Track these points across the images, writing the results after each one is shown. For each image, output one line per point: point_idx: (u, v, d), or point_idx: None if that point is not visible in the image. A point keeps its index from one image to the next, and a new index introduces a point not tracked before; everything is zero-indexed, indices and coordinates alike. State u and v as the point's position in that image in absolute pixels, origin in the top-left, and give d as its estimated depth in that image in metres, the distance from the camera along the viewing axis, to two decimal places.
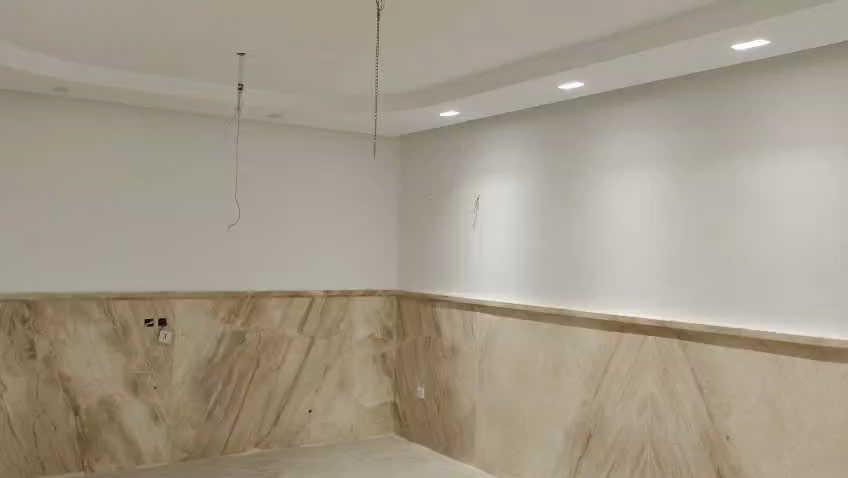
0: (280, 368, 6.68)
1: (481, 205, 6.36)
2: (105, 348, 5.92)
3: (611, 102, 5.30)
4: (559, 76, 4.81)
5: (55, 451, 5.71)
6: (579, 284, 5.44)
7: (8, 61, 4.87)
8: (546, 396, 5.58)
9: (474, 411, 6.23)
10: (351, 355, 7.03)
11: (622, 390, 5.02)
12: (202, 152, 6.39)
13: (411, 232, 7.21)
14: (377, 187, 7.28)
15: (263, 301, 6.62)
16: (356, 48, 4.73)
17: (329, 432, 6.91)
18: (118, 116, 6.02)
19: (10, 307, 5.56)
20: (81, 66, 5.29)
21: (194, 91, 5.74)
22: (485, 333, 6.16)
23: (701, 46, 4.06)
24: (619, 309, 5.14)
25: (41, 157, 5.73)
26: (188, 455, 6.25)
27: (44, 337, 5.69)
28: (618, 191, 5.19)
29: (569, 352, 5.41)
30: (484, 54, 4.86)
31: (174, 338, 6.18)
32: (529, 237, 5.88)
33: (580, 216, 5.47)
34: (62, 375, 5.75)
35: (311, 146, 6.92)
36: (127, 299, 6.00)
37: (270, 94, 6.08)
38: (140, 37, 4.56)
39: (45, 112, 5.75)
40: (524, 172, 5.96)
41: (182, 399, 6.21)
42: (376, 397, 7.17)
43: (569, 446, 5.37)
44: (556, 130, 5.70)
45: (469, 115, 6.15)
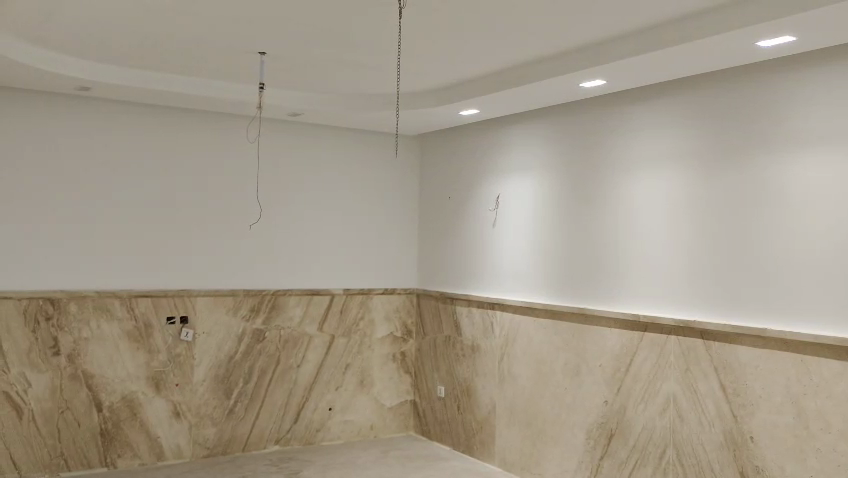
0: (300, 366, 6.70)
1: (500, 203, 6.34)
2: (128, 345, 5.97)
3: (631, 100, 5.26)
4: (579, 74, 4.79)
5: (78, 447, 5.77)
6: (598, 283, 5.41)
7: (31, 63, 4.94)
8: (566, 395, 5.56)
9: (493, 410, 6.22)
10: (371, 354, 7.04)
11: (644, 390, 4.99)
12: (222, 151, 6.44)
13: (430, 231, 7.21)
14: (396, 186, 7.28)
15: (283, 299, 6.65)
16: (373, 47, 4.73)
17: (349, 431, 6.92)
18: (140, 116, 6.09)
19: (34, 304, 5.63)
20: (102, 67, 5.35)
21: (213, 91, 5.78)
22: (504, 332, 6.14)
23: (723, 44, 4.02)
24: (639, 308, 5.10)
25: (64, 156, 5.81)
26: (209, 452, 6.29)
27: (67, 334, 5.74)
28: (638, 189, 5.16)
29: (590, 351, 5.39)
30: (503, 53, 4.85)
31: (195, 336, 6.22)
32: (547, 236, 5.86)
33: (600, 215, 5.43)
34: (85, 372, 5.80)
35: (330, 145, 6.94)
36: (149, 297, 6.05)
37: (288, 93, 6.11)
38: (158, 37, 4.60)
39: (68, 112, 5.83)
40: (543, 171, 5.94)
41: (203, 396, 6.25)
42: (396, 395, 7.18)
43: (591, 446, 5.34)
44: (575, 128, 5.67)
45: (488, 114, 6.13)
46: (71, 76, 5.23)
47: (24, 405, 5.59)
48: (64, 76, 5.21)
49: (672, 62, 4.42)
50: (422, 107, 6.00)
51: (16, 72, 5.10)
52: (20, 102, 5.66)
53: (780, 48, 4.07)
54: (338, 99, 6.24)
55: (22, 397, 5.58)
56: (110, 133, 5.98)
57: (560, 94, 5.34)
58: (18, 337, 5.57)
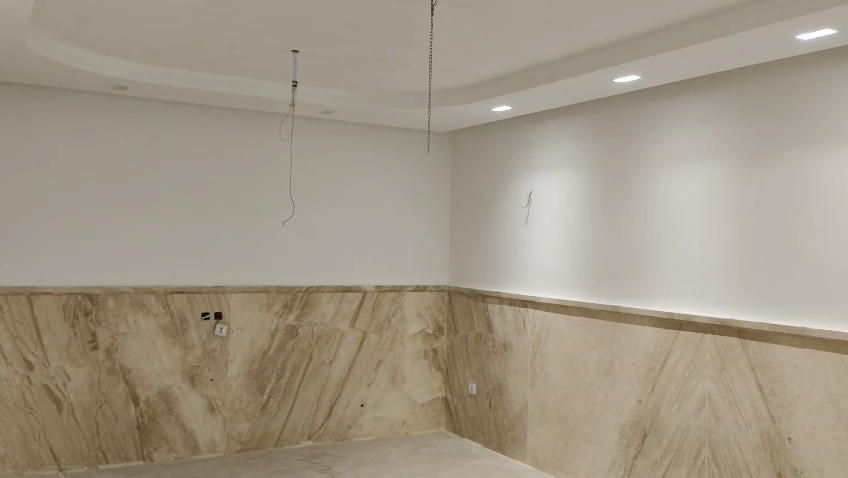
0: (332, 362, 6.74)
1: (532, 201, 6.31)
2: (163, 340, 6.06)
3: (665, 95, 5.19)
4: (613, 70, 4.74)
5: (116, 440, 5.88)
6: (631, 282, 5.35)
7: (71, 62, 5.04)
8: (599, 394, 5.51)
9: (525, 408, 6.20)
10: (403, 351, 7.05)
11: (678, 389, 4.92)
12: (256, 149, 6.50)
13: (462, 228, 7.19)
14: (428, 183, 7.28)
15: (316, 295, 6.70)
16: (405, 45, 4.74)
17: (381, 427, 6.95)
18: (176, 115, 6.18)
19: (73, 300, 5.74)
20: (138, 66, 5.43)
21: (247, 89, 5.84)
22: (537, 329, 6.12)
23: (761, 38, 3.93)
24: (673, 307, 5.03)
25: (103, 155, 5.92)
26: (243, 446, 6.37)
27: (105, 329, 5.85)
28: (672, 186, 5.09)
29: (624, 349, 5.33)
30: (536, 50, 4.82)
31: (229, 331, 6.30)
32: (580, 233, 5.82)
33: (634, 212, 5.37)
34: (122, 367, 5.90)
35: (363, 142, 6.97)
36: (184, 293, 6.14)
37: (321, 91, 6.14)
38: (193, 36, 4.66)
39: (107, 111, 5.93)
40: (576, 167, 5.89)
41: (237, 392, 6.33)
42: (427, 392, 7.19)
43: (624, 445, 5.29)
44: (609, 124, 5.61)
45: (520, 110, 6.10)
46: (109, 76, 5.33)
47: (64, 398, 5.70)
48: (102, 76, 5.31)
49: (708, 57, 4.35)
50: (454, 104, 5.99)
51: (55, 72, 5.20)
52: (59, 101, 5.78)
53: (820, 42, 3.99)
54: (370, 97, 6.26)
55: (62, 390, 5.70)
56: (146, 131, 6.07)
57: (592, 90, 5.29)
58: (58, 332, 5.69)
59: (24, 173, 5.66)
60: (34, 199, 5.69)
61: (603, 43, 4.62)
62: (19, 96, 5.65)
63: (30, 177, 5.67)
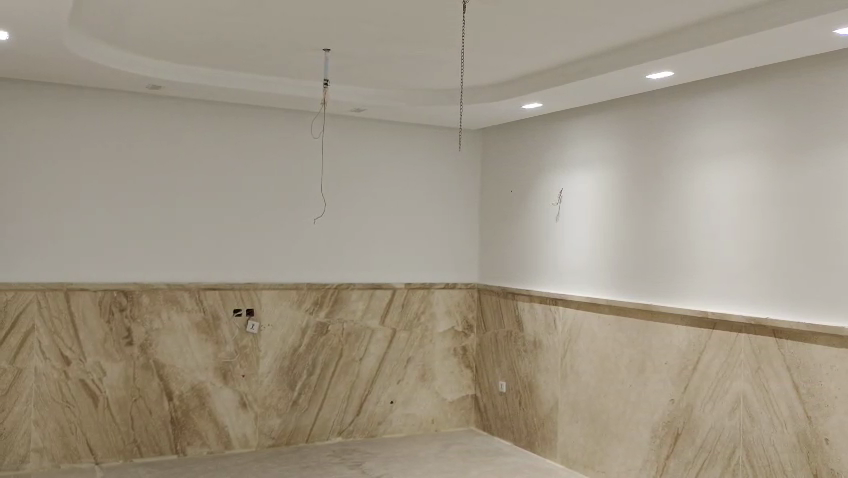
0: (362, 359, 6.78)
1: (563, 198, 6.28)
2: (197, 336, 6.13)
3: (700, 91, 5.12)
4: (646, 67, 4.69)
5: (150, 435, 5.96)
6: (665, 280, 5.30)
7: (107, 62, 5.11)
8: (631, 393, 5.47)
9: (555, 406, 6.17)
10: (433, 348, 7.07)
11: (713, 389, 4.87)
12: (287, 147, 6.55)
13: (492, 226, 7.18)
14: (457, 181, 7.28)
15: (346, 292, 6.73)
16: (437, 43, 4.74)
17: (410, 424, 6.97)
18: (209, 114, 6.25)
19: (109, 296, 5.84)
20: (171, 66, 5.51)
21: (279, 88, 5.89)
22: (567, 328, 6.09)
23: (799, 33, 3.87)
24: (708, 306, 4.98)
25: (137, 153, 6.00)
26: (274, 442, 6.42)
27: (140, 325, 5.93)
28: (707, 183, 5.03)
29: (657, 348, 5.29)
30: (567, 47, 4.79)
31: (261, 328, 6.36)
32: (611, 231, 5.77)
33: (668, 210, 5.31)
34: (157, 362, 5.99)
35: (393, 140, 6.99)
36: (217, 290, 6.21)
37: (351, 89, 6.17)
38: (227, 36, 4.71)
39: (141, 110, 6.01)
40: (608, 164, 5.84)
41: (268, 387, 6.39)
42: (457, 390, 7.20)
43: (657, 445, 5.25)
44: (642, 120, 5.56)
45: (551, 107, 6.08)
46: (144, 76, 5.40)
47: (100, 392, 5.80)
48: (137, 76, 5.38)
49: (744, 53, 4.29)
50: (484, 102, 5.99)
51: (91, 72, 5.28)
52: (95, 101, 5.86)
53: None
54: (401, 95, 6.28)
55: (98, 385, 5.79)
56: (179, 130, 6.15)
57: (625, 86, 5.25)
58: (94, 328, 5.79)
59: (61, 171, 5.76)
60: (72, 197, 5.79)
61: (636, 39, 4.58)
62: (56, 95, 5.74)
63: (67, 175, 5.77)
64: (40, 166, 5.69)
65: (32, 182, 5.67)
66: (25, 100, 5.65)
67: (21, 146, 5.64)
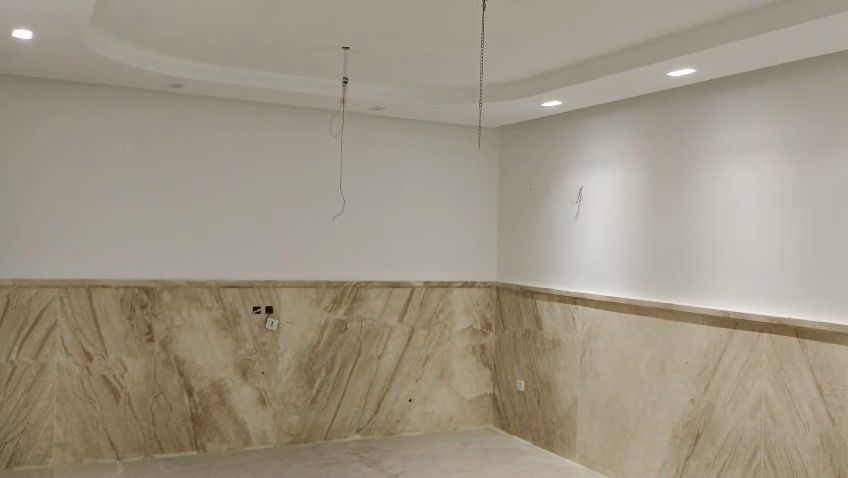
0: (381, 357, 6.79)
1: (582, 197, 6.24)
2: (216, 333, 6.18)
3: (722, 88, 5.07)
4: (667, 64, 4.65)
5: (171, 431, 6.01)
6: (685, 279, 5.25)
7: (129, 61, 5.15)
8: (651, 393, 5.43)
9: (574, 405, 6.14)
10: (451, 346, 7.06)
11: (734, 389, 4.83)
12: (307, 145, 6.58)
13: (511, 224, 7.16)
14: (476, 179, 7.27)
15: (365, 290, 6.75)
16: (456, 41, 4.73)
17: (428, 422, 6.97)
18: (229, 112, 6.29)
19: (130, 293, 5.89)
20: (192, 65, 5.55)
21: (299, 86, 5.91)
22: (586, 328, 6.06)
23: (823, 29, 3.80)
24: (728, 306, 4.93)
25: (159, 151, 6.05)
26: (293, 439, 6.45)
27: (160, 321, 5.98)
28: (729, 181, 4.97)
29: (677, 348, 5.25)
30: (587, 45, 4.76)
31: (280, 325, 6.39)
32: (631, 230, 5.73)
33: (689, 209, 5.25)
34: (177, 359, 6.04)
35: (411, 138, 6.98)
36: (237, 287, 6.25)
37: (370, 88, 6.18)
38: (248, 34, 4.73)
39: (162, 108, 6.06)
40: (629, 162, 5.80)
41: (288, 385, 6.42)
42: (475, 388, 7.19)
43: (676, 446, 5.20)
44: (663, 117, 5.51)
45: (571, 105, 6.04)
46: (165, 75, 5.44)
47: (121, 388, 5.85)
48: (159, 75, 5.42)
49: (768, 51, 4.23)
50: (504, 100, 5.97)
51: (112, 71, 5.33)
52: (117, 99, 5.91)
53: None
54: (420, 93, 6.27)
55: (119, 381, 5.85)
56: (201, 129, 6.19)
57: (645, 84, 5.21)
58: (115, 324, 5.84)
59: (84, 169, 5.81)
60: (94, 195, 5.84)
61: (657, 36, 4.53)
62: (79, 94, 5.79)
63: (89, 173, 5.83)
64: (63, 164, 5.75)
65: (55, 180, 5.72)
66: (49, 99, 5.70)
67: (45, 144, 5.69)
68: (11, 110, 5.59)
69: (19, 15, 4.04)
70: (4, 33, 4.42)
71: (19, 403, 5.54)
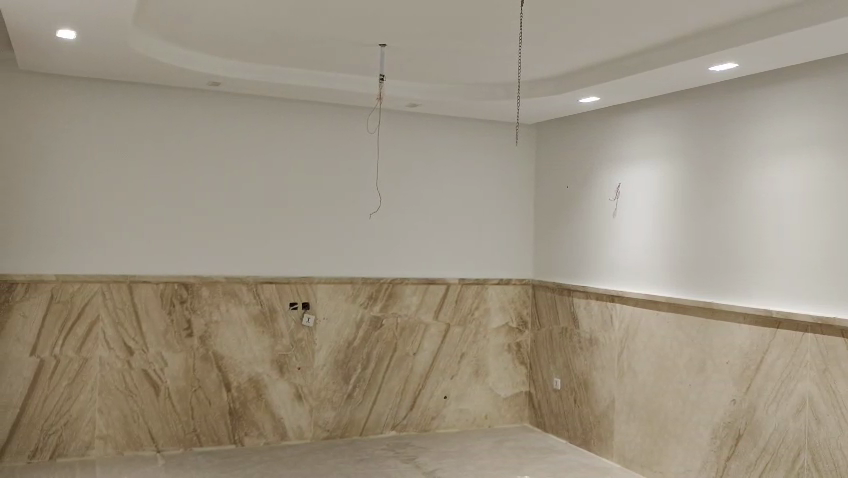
0: (416, 354, 6.80)
1: (620, 193, 6.17)
2: (254, 328, 6.24)
3: (765, 82, 4.97)
4: (709, 59, 4.56)
5: (209, 425, 6.09)
6: (726, 277, 5.16)
7: (168, 60, 5.22)
8: (690, 392, 5.35)
9: (611, 405, 6.08)
10: (487, 344, 7.05)
11: (776, 389, 4.74)
12: (343, 141, 6.60)
13: (547, 222, 7.11)
14: (512, 176, 7.23)
15: (400, 287, 6.77)
16: (494, 37, 4.70)
17: (464, 420, 6.96)
18: (266, 109, 6.34)
19: (170, 288, 5.98)
20: (228, 63, 5.60)
21: (335, 84, 5.93)
22: (624, 326, 6.00)
23: None
24: (772, 305, 4.83)
25: (198, 148, 6.12)
26: (329, 434, 6.49)
27: (199, 316, 6.07)
28: (772, 177, 4.87)
29: (718, 346, 5.16)
30: (627, 40, 4.69)
31: (316, 321, 6.44)
32: (670, 227, 5.65)
33: (730, 206, 5.15)
34: (216, 354, 6.11)
35: (446, 134, 6.97)
36: (273, 284, 6.31)
37: (407, 84, 6.18)
38: (285, 32, 4.76)
39: (200, 106, 6.12)
40: (668, 158, 5.71)
41: (324, 380, 6.46)
42: (511, 386, 7.16)
43: (717, 446, 5.12)
44: (704, 112, 5.40)
45: (609, 101, 5.97)
46: (203, 73, 5.49)
47: (161, 382, 5.94)
48: (197, 72, 5.47)
49: (816, 43, 4.13)
50: (541, 96, 5.92)
51: (152, 70, 5.40)
52: (157, 98, 5.99)
53: None
54: (456, 90, 6.25)
55: (159, 375, 5.94)
56: (238, 126, 6.25)
57: (686, 79, 5.12)
58: (155, 319, 5.93)
59: (125, 167, 5.89)
60: (134, 192, 5.92)
61: (699, 31, 4.45)
62: (120, 93, 5.88)
63: (129, 171, 5.91)
64: (104, 162, 5.83)
65: (97, 177, 5.82)
66: (91, 98, 5.80)
67: (86, 143, 5.79)
68: (54, 109, 5.70)
69: (62, 15, 4.12)
70: (49, 33, 4.52)
71: (61, 396, 5.66)
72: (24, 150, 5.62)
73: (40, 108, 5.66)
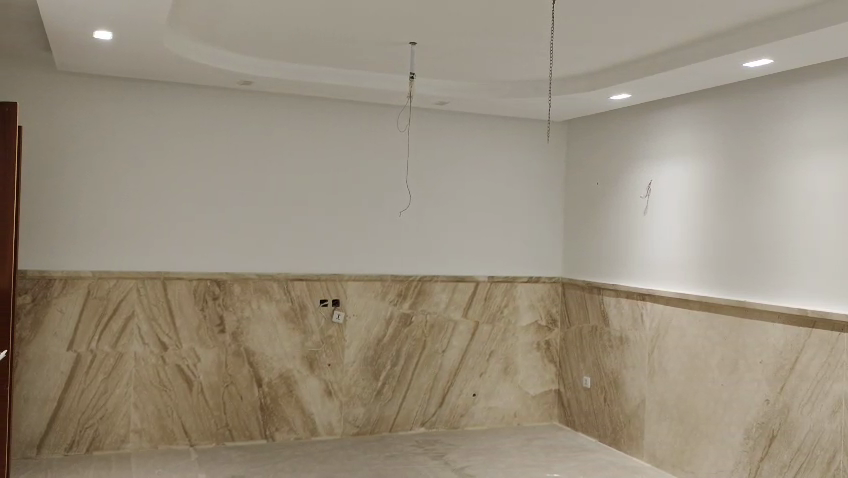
0: (445, 351, 6.82)
1: (651, 191, 6.12)
2: (285, 325, 6.31)
3: (800, 79, 4.89)
4: (742, 56, 4.51)
5: (241, 420, 6.17)
6: (759, 276, 5.10)
7: (200, 59, 5.28)
8: (722, 392, 5.31)
9: (642, 404, 6.05)
10: (515, 342, 7.04)
11: (812, 389, 4.68)
12: (372, 139, 6.63)
13: (577, 220, 7.09)
14: (541, 173, 7.21)
15: (429, 284, 6.79)
16: (523, 35, 4.70)
17: (493, 417, 6.97)
18: (297, 108, 6.39)
19: (202, 285, 6.06)
20: (260, 63, 5.65)
21: (365, 82, 5.95)
22: (655, 324, 5.96)
23: None
24: (805, 304, 4.76)
25: (229, 146, 6.19)
26: (358, 430, 6.54)
27: (231, 313, 6.14)
28: (807, 174, 4.80)
29: (751, 345, 5.11)
30: (658, 36, 4.65)
31: (346, 318, 6.49)
32: (701, 225, 5.60)
33: (764, 204, 5.09)
34: (247, 350, 6.19)
35: (476, 132, 6.97)
36: (304, 281, 6.37)
37: (436, 82, 6.19)
38: (315, 31, 4.80)
39: (232, 105, 6.19)
40: (699, 155, 5.65)
41: (353, 377, 6.51)
42: (540, 385, 7.15)
43: (750, 447, 5.07)
44: (737, 109, 5.34)
45: (641, 98, 5.93)
46: (233, 72, 5.54)
47: (194, 378, 6.03)
48: (228, 71, 5.53)
49: (830, 43, 4.16)
50: (571, 93, 5.90)
51: (184, 69, 5.47)
52: (190, 97, 6.07)
53: None
54: (486, 88, 6.25)
55: (192, 371, 6.03)
56: (270, 126, 6.31)
57: (719, 76, 5.06)
58: (188, 315, 6.02)
59: (158, 165, 5.97)
60: (167, 190, 6.00)
61: (732, 28, 4.40)
62: (154, 92, 5.97)
63: (163, 170, 5.99)
64: (138, 160, 5.92)
65: (132, 176, 5.91)
66: (127, 97, 5.90)
67: (121, 141, 5.88)
68: (92, 108, 5.81)
69: (100, 17, 4.19)
70: (85, 34, 4.59)
71: (97, 391, 5.77)
72: (61, 149, 5.73)
73: (79, 107, 5.77)
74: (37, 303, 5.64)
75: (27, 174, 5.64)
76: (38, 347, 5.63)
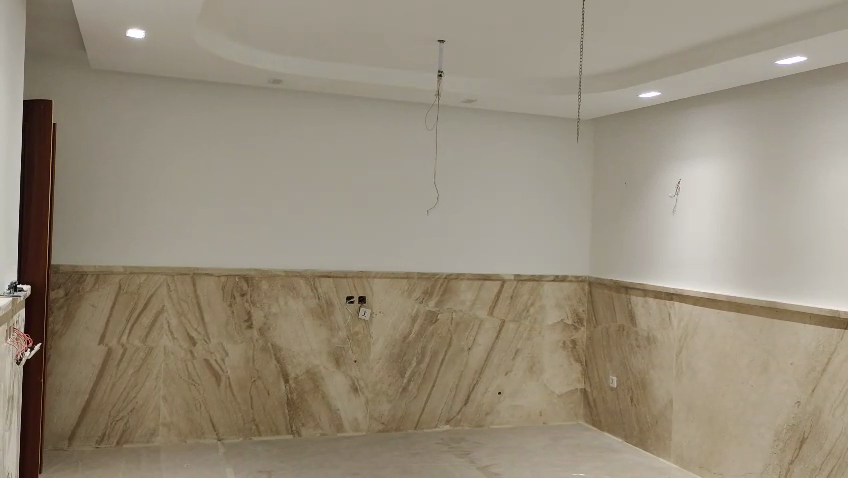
0: (471, 349, 6.82)
1: (680, 189, 6.06)
2: (311, 321, 6.35)
3: (834, 77, 4.81)
4: (775, 53, 4.46)
5: (267, 415, 6.23)
6: (791, 276, 5.03)
7: (230, 57, 5.32)
8: (752, 393, 5.25)
9: (669, 405, 6.00)
10: (541, 340, 7.02)
11: (844, 392, 4.61)
12: (400, 137, 6.64)
13: (604, 218, 7.05)
14: (569, 172, 7.18)
15: (455, 282, 6.79)
16: (552, 32, 4.70)
17: (518, 416, 6.96)
18: (325, 106, 6.42)
19: (230, 281, 6.12)
20: (288, 60, 5.68)
21: (393, 80, 5.96)
22: (683, 324, 5.91)
23: None
24: (839, 305, 4.69)
25: (258, 144, 6.24)
26: (384, 427, 6.57)
27: (259, 309, 6.20)
28: (841, 173, 4.72)
29: (782, 346, 5.04)
30: (688, 34, 4.61)
31: (372, 314, 6.52)
32: (731, 224, 5.53)
33: (796, 203, 5.02)
34: (274, 345, 6.24)
35: (503, 130, 6.96)
36: (331, 277, 6.41)
37: (464, 80, 6.18)
38: (344, 29, 4.82)
39: (261, 102, 6.24)
40: (730, 154, 5.59)
41: (379, 373, 6.54)
42: (565, 384, 7.12)
43: (780, 449, 5.01)
44: (769, 107, 5.27)
45: (671, 96, 5.87)
46: (263, 70, 5.58)
47: (222, 372, 6.10)
48: (257, 69, 5.56)
49: None
50: (600, 91, 5.87)
51: (215, 67, 5.52)
52: (219, 95, 6.12)
53: None
54: (514, 85, 6.23)
55: (220, 365, 6.09)
56: (299, 123, 6.35)
57: (751, 74, 5.00)
58: (217, 310, 6.08)
59: (188, 162, 6.04)
60: (197, 187, 6.07)
61: (765, 25, 4.35)
62: (184, 90, 6.03)
63: (193, 166, 6.05)
64: (169, 157, 5.99)
65: (163, 173, 5.98)
66: (159, 95, 5.97)
67: (153, 138, 5.95)
68: (124, 105, 5.88)
69: (132, 15, 4.25)
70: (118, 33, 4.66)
71: (128, 384, 5.86)
72: (93, 146, 5.82)
73: (112, 105, 5.85)
74: (70, 297, 5.73)
75: (61, 170, 5.74)
76: (70, 340, 5.73)
